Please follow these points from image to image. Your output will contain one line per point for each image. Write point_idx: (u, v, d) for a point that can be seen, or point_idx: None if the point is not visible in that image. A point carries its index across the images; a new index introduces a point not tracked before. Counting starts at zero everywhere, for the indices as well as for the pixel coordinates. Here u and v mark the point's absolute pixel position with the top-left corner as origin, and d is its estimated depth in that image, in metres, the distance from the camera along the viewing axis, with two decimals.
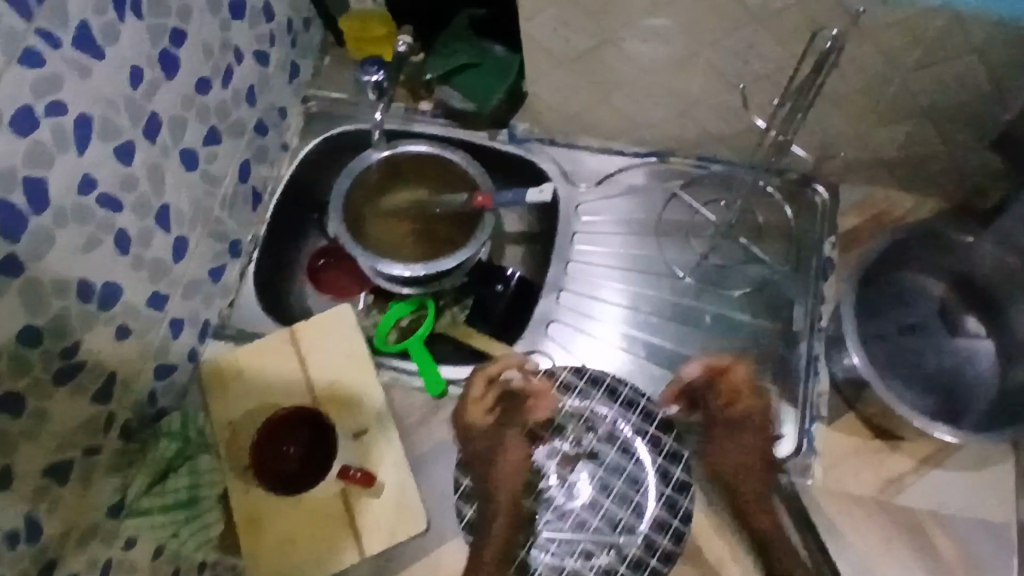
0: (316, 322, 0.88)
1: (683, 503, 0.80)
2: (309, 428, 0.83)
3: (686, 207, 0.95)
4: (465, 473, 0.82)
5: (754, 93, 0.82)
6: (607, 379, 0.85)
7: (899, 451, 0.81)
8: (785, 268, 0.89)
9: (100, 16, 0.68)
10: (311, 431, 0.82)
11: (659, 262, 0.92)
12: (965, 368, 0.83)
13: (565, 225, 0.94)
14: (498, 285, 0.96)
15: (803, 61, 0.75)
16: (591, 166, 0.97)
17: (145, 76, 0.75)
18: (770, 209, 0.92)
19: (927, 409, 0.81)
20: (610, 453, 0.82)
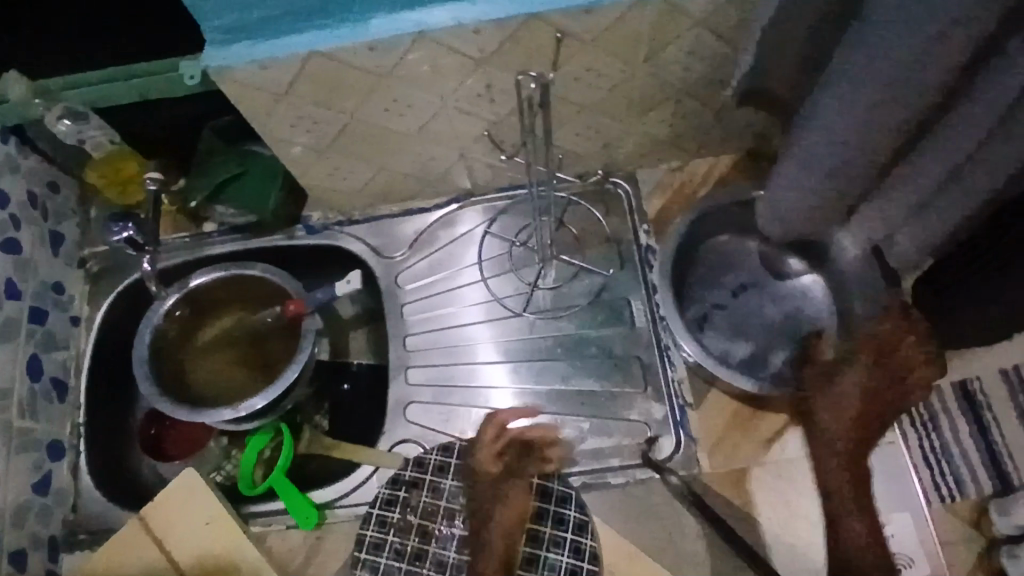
0: (163, 500, 0.82)
1: (588, 543, 0.76)
2: None
3: (503, 241, 0.92)
4: None
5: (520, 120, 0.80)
6: (477, 445, 0.81)
7: (770, 409, 0.82)
8: (611, 269, 0.89)
9: None
10: None
11: (496, 305, 0.90)
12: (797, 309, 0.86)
13: (392, 301, 0.90)
14: (347, 383, 0.92)
15: (556, 77, 0.73)
16: (398, 231, 0.93)
17: None
18: (579, 217, 0.92)
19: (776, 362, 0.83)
20: (501, 522, 0.79)
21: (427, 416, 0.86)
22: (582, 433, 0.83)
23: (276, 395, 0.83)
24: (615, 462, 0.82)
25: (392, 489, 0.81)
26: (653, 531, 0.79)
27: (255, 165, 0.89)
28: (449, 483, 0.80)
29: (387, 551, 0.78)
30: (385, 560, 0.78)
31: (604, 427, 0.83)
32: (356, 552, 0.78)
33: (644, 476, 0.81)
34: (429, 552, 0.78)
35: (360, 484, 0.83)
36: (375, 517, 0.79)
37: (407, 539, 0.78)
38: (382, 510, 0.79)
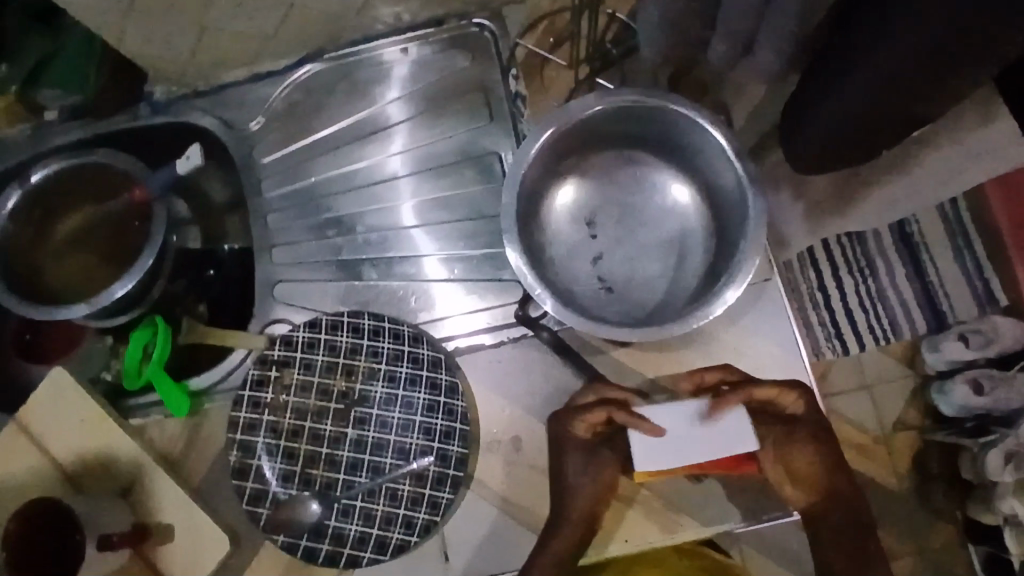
0: (37, 403, 0.80)
1: (455, 402, 0.75)
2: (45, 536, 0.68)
3: (366, 102, 0.86)
4: (244, 477, 0.75)
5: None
6: (345, 318, 0.77)
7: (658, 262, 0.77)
8: (479, 121, 0.84)
9: None
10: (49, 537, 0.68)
11: (368, 175, 0.84)
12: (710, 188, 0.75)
13: (251, 179, 0.85)
14: (212, 270, 0.87)
15: None
16: (252, 101, 0.87)
17: None
18: (442, 66, 0.86)
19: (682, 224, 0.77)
20: (364, 316, 0.77)
21: (355, 208, 0.84)
22: (454, 298, 0.81)
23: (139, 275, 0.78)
24: (489, 324, 0.79)
25: (262, 370, 0.77)
26: (528, 385, 0.77)
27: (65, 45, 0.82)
28: (320, 359, 0.77)
29: (262, 429, 0.76)
30: (260, 439, 0.76)
31: (480, 288, 0.81)
32: (231, 435, 0.76)
33: (518, 334, 0.78)
34: (305, 428, 0.76)
35: (235, 369, 0.82)
36: (247, 399, 0.77)
37: (283, 415, 0.77)
38: (252, 391, 0.77)
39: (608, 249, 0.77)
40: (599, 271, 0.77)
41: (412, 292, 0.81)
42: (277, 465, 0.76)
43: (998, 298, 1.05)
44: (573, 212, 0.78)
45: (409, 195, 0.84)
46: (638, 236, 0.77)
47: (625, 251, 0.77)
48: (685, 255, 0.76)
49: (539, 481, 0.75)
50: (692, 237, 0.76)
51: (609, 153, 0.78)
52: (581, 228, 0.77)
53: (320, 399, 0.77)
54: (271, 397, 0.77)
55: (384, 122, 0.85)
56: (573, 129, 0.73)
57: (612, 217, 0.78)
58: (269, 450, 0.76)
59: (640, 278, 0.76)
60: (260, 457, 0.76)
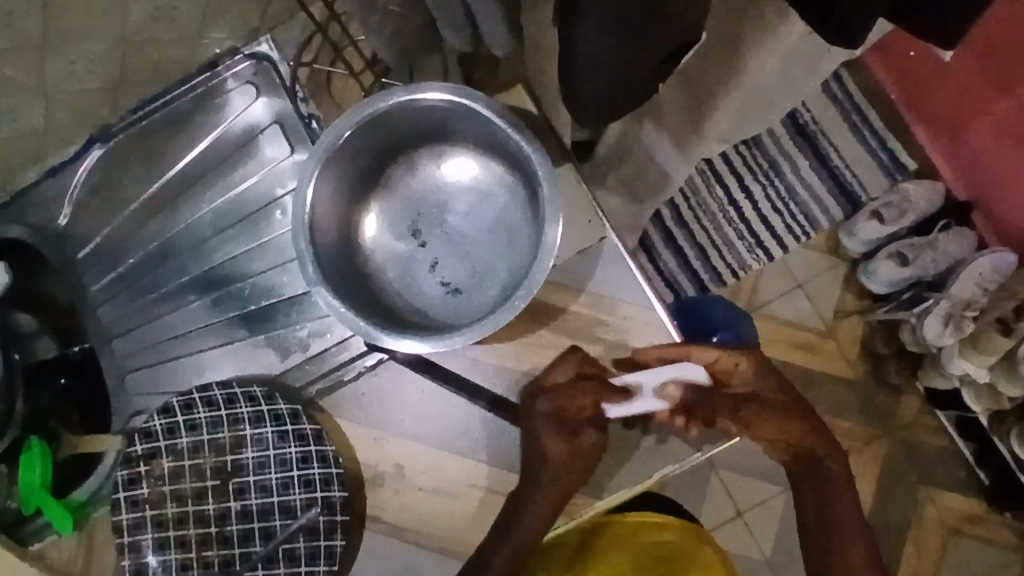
0: None
1: (325, 448, 0.73)
2: None
3: (161, 165, 0.82)
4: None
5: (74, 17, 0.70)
6: (195, 394, 0.75)
7: (489, 247, 0.74)
8: (284, 153, 0.82)
9: None
10: None
11: (187, 240, 0.82)
12: (510, 161, 0.72)
13: (73, 276, 0.83)
14: (63, 377, 0.83)
15: None
16: (47, 195, 0.82)
17: None
18: (229, 107, 0.82)
19: (500, 201, 0.74)
20: (214, 388, 0.75)
21: (184, 278, 0.81)
22: (307, 340, 0.78)
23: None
24: (346, 358, 0.77)
25: (130, 468, 0.75)
26: (398, 407, 0.75)
27: None
28: (185, 441, 0.75)
29: (149, 527, 0.74)
30: (148, 536, 0.74)
31: (327, 324, 0.79)
32: (118, 540, 0.74)
33: (374, 361, 0.76)
34: (190, 512, 0.75)
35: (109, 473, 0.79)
36: (125, 500, 0.74)
37: (165, 506, 0.75)
38: (126, 491, 0.74)
39: (442, 251, 0.75)
40: (439, 276, 0.74)
41: (263, 345, 0.79)
42: (171, 557, 0.74)
43: (905, 164, 1.09)
44: (391, 226, 0.75)
45: (235, 247, 0.81)
46: (462, 230, 0.75)
47: (457, 248, 0.74)
48: (513, 230, 0.74)
49: (431, 500, 0.73)
50: (512, 210, 0.74)
51: (410, 155, 0.75)
52: (409, 239, 0.75)
53: (196, 480, 0.75)
54: (146, 492, 0.74)
55: (190, 181, 0.82)
56: (348, 144, 0.69)
57: (431, 220, 0.75)
58: (158, 547, 0.74)
59: (475, 270, 0.74)
60: (151, 554, 0.74)
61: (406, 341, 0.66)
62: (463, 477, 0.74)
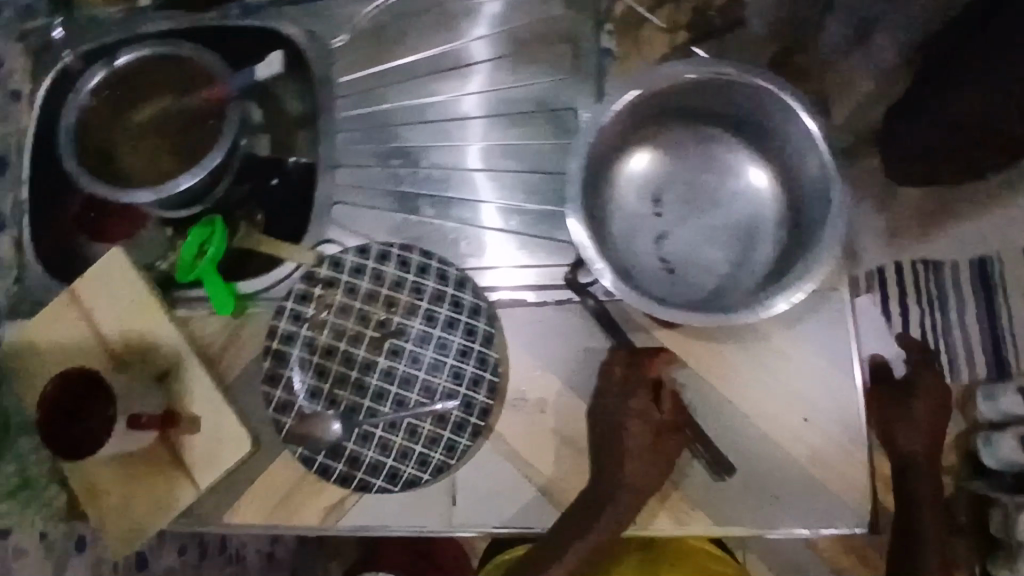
0: (93, 275, 0.82)
1: (488, 351, 0.75)
2: (86, 391, 0.72)
3: (448, 35, 0.84)
4: (274, 384, 0.77)
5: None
6: (395, 250, 0.78)
7: (723, 248, 0.73)
8: (563, 74, 0.82)
9: None
10: (85, 392, 0.72)
11: (439, 110, 0.83)
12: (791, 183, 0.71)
13: (325, 93, 0.85)
14: (275, 179, 0.86)
15: None
16: (338, 16, 0.86)
17: None
18: (536, 11, 0.83)
19: (754, 215, 0.73)
20: (414, 251, 0.78)
21: (421, 142, 0.83)
22: (508, 249, 0.80)
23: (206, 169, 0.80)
24: (536, 283, 0.78)
25: (307, 286, 0.79)
26: (563, 350, 0.76)
27: None
28: (365, 285, 0.78)
29: (298, 343, 0.78)
30: (295, 352, 0.78)
31: (532, 245, 0.79)
32: (268, 342, 0.78)
33: (564, 298, 0.77)
34: (339, 349, 0.78)
35: (280, 281, 0.83)
36: (289, 310, 0.78)
37: (319, 333, 0.78)
38: (295, 304, 0.78)
39: (673, 229, 0.74)
40: (662, 251, 0.74)
41: (467, 236, 0.81)
42: (307, 379, 0.78)
43: None
44: (641, 184, 0.75)
45: (499, 137, 0.82)
46: (702, 221, 0.74)
47: (691, 235, 0.74)
48: (756, 242, 0.72)
49: (556, 445, 0.74)
50: (762, 229, 0.73)
51: (693, 127, 0.75)
52: (648, 203, 0.75)
53: (359, 324, 0.78)
54: (312, 312, 0.78)
55: (465, 59, 0.84)
56: (661, 92, 0.70)
57: (678, 198, 0.75)
58: (300, 365, 0.78)
59: (700, 262, 0.73)
60: (292, 368, 0.78)
61: (622, 292, 0.66)
62: None
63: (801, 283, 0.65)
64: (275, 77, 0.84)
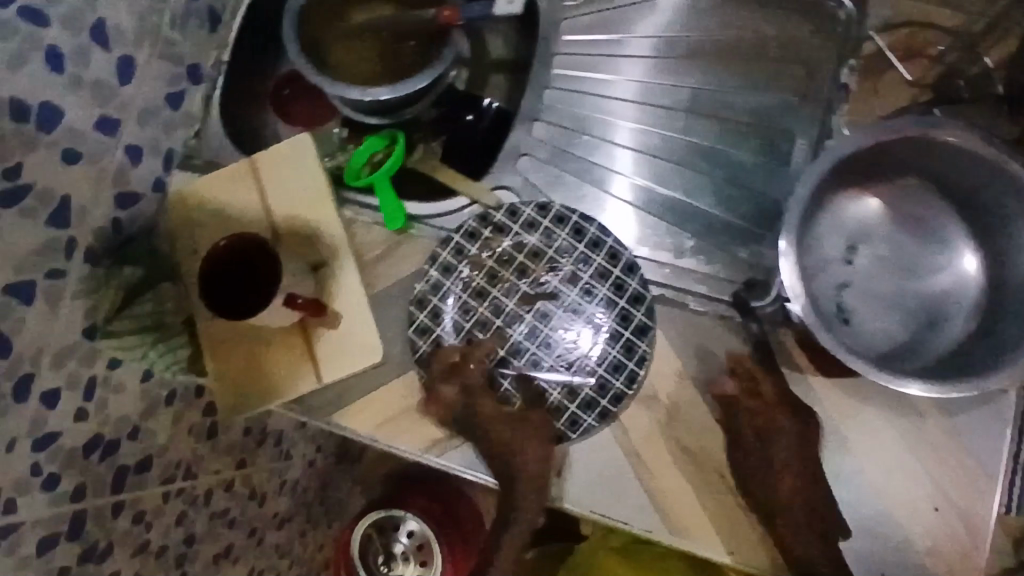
0: (277, 153, 0.85)
1: (636, 341, 0.75)
2: (247, 263, 0.73)
3: (684, 21, 0.83)
4: (420, 308, 0.79)
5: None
6: (575, 218, 0.78)
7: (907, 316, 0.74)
8: (790, 95, 0.80)
9: None
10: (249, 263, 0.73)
11: (653, 93, 0.83)
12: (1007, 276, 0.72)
13: (545, 43, 0.85)
14: (469, 116, 0.91)
15: None
16: None
17: None
18: (780, 25, 0.81)
19: (946, 293, 0.75)
20: (593, 224, 0.78)
21: (626, 120, 0.83)
22: (680, 250, 0.79)
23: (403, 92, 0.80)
24: (699, 290, 0.78)
25: (478, 225, 0.80)
26: (708, 365, 0.75)
27: None
28: (533, 241, 0.79)
29: (454, 277, 0.79)
30: (448, 284, 0.79)
31: (706, 252, 0.79)
32: (427, 266, 0.80)
33: (728, 313, 0.76)
34: (490, 294, 0.79)
35: (451, 212, 0.83)
36: (454, 243, 0.80)
37: (476, 274, 0.79)
38: (462, 238, 0.80)
39: (862, 280, 0.75)
40: (846, 299, 0.75)
41: (647, 225, 0.80)
42: (453, 312, 0.79)
43: None
44: (843, 229, 0.76)
45: (684, 132, 0.81)
46: (891, 282, 0.75)
47: (879, 293, 0.75)
48: (943, 317, 0.74)
49: (674, 453, 0.74)
50: (949, 309, 0.74)
51: (910, 187, 0.76)
52: (843, 248, 0.76)
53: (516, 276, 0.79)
54: (475, 251, 0.79)
55: (693, 49, 0.83)
56: (906, 146, 0.70)
57: (873, 252, 0.76)
58: (449, 299, 0.79)
59: (880, 322, 0.74)
60: (440, 299, 0.79)
61: (826, 341, 0.65)
62: (714, 462, 0.74)
63: (995, 374, 0.65)
64: (508, 18, 0.82)
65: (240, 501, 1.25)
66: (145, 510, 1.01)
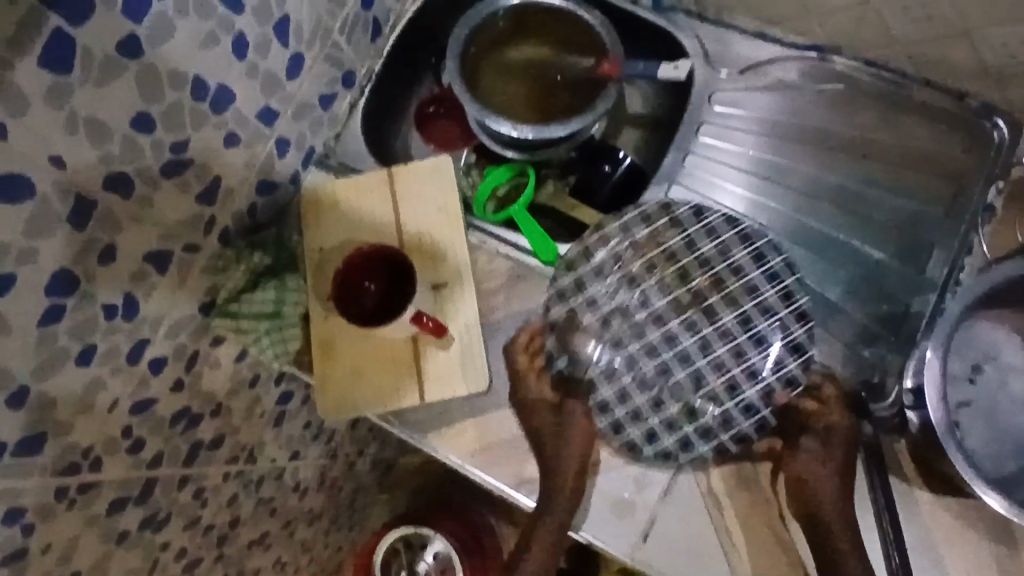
0: (416, 169, 0.87)
1: (773, 382, 0.77)
2: (386, 268, 0.76)
3: (840, 114, 0.85)
4: (564, 303, 0.82)
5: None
6: (754, 276, 0.80)
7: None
8: (935, 207, 0.81)
9: None
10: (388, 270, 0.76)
11: (797, 179, 0.85)
12: None
13: (693, 112, 0.87)
14: (606, 167, 0.91)
15: None
16: (738, 49, 0.87)
17: None
18: (936, 137, 0.83)
19: None
20: (769, 291, 0.80)
21: (769, 201, 0.85)
22: None
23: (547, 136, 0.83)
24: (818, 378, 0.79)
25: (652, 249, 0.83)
26: None
27: None
28: (701, 284, 0.81)
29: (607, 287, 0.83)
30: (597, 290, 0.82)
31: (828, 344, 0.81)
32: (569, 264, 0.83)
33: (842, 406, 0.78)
34: (639, 316, 0.82)
35: None
36: (613, 256, 0.83)
37: (631, 295, 0.83)
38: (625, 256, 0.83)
39: (984, 401, 0.76)
40: (966, 417, 0.76)
41: None
42: (597, 316, 0.82)
43: None
44: (969, 347, 0.78)
45: (812, 216, 0.84)
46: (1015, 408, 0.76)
47: (1000, 416, 0.76)
48: None
49: (765, 535, 0.75)
50: None
51: None
52: (967, 367, 0.77)
53: (675, 278, 0.82)
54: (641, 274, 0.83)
55: (853, 145, 0.84)
56: None
57: (999, 375, 0.77)
58: (599, 305, 0.82)
59: (1000, 445, 0.75)
60: (587, 303, 0.82)
61: (960, 464, 0.69)
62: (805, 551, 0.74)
63: None
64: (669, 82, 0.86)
65: (285, 491, 1.25)
66: (206, 486, 1.01)
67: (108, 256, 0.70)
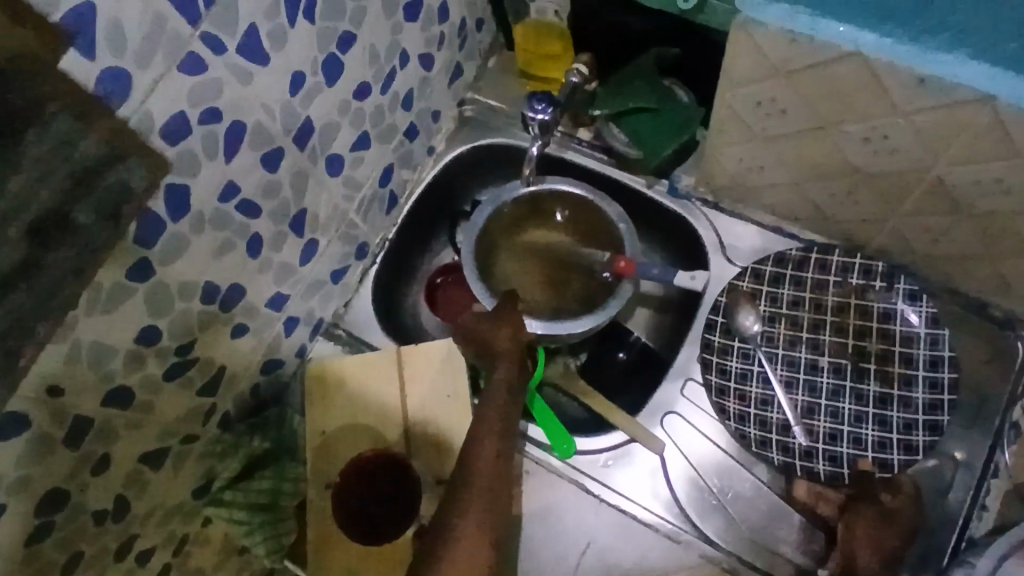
0: (424, 352, 0.85)
1: (844, 470, 0.79)
2: (393, 462, 0.82)
3: (874, 311, 0.81)
4: (712, 353, 0.83)
5: (997, 241, 0.69)
6: (897, 395, 0.79)
7: None
8: (960, 420, 0.79)
9: (279, 58, 0.64)
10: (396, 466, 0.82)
11: (823, 376, 0.81)
12: None
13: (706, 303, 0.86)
14: (621, 353, 0.88)
15: None
16: (754, 241, 0.86)
17: (315, 127, 0.72)
18: (961, 346, 0.80)
19: None
20: (896, 412, 0.78)
21: (797, 394, 0.82)
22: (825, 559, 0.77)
23: (558, 332, 0.80)
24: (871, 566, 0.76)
25: (813, 333, 0.83)
26: None
27: (668, 109, 0.86)
28: (847, 385, 0.80)
29: (751, 361, 0.83)
30: (738, 346, 0.83)
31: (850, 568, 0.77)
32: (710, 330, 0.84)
33: None
34: (773, 400, 0.82)
35: (608, 447, 0.82)
36: (765, 331, 0.83)
37: (777, 371, 0.82)
38: (773, 328, 0.83)
39: None
40: None
41: (789, 522, 0.78)
42: (756, 338, 0.83)
43: None
44: None
45: (838, 412, 0.80)
46: None
47: None
48: None
49: None
50: None
51: None
52: None
53: (816, 363, 0.82)
54: (796, 353, 0.82)
55: (892, 343, 0.80)
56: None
57: None
58: (749, 360, 0.83)
59: None
60: (736, 353, 0.83)
61: None
62: None
63: None
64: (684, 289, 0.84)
65: None
66: None
67: (101, 469, 0.65)
